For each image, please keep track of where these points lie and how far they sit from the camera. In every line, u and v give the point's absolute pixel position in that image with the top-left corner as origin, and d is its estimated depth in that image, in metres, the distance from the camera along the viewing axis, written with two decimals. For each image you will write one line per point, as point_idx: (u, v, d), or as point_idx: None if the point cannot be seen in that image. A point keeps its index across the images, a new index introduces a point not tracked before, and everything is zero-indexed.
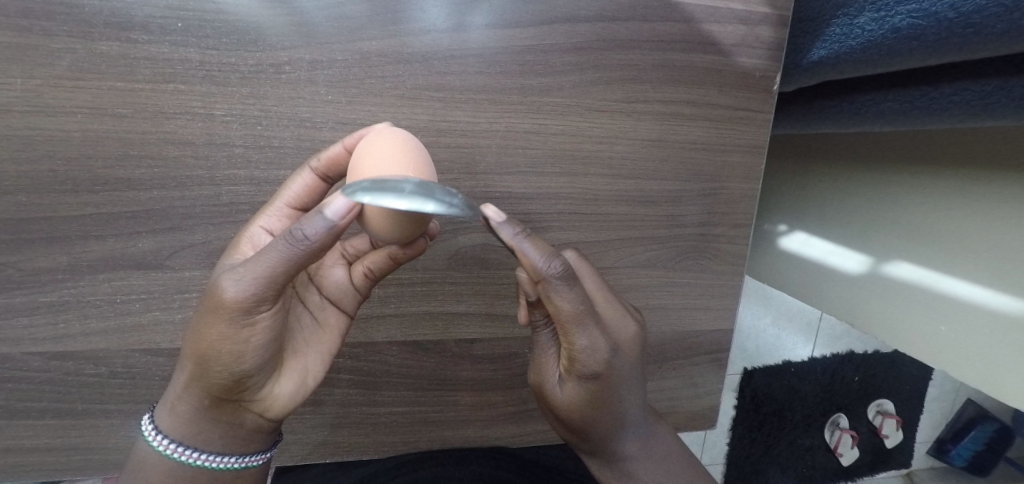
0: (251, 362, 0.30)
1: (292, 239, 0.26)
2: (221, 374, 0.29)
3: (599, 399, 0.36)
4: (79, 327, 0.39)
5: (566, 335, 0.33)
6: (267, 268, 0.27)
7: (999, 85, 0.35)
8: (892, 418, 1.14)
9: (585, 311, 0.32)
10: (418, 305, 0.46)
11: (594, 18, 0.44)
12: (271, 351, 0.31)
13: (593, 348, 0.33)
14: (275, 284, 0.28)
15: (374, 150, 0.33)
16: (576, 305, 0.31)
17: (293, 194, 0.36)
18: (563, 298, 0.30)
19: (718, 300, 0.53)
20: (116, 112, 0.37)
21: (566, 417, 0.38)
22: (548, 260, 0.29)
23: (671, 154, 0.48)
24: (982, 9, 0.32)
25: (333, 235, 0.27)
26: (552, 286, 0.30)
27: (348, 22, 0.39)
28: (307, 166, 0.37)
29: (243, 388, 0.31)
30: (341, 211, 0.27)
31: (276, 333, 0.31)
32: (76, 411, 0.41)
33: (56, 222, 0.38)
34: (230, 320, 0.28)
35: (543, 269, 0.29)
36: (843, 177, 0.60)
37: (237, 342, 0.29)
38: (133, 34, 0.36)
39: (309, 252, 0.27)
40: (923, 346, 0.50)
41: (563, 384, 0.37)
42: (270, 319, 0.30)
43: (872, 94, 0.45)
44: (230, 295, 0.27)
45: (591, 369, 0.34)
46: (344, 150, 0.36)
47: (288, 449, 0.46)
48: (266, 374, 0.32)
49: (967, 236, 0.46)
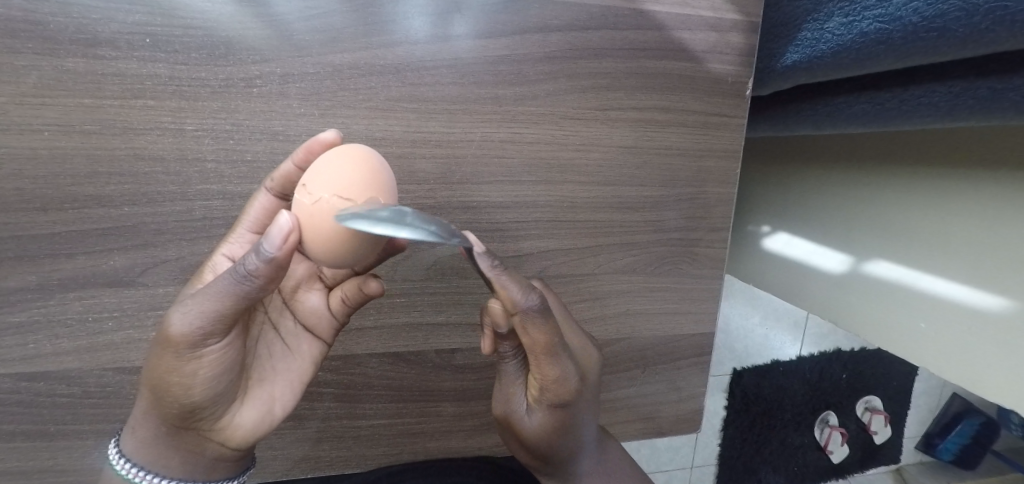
0: (205, 394, 0.30)
1: (237, 272, 0.27)
2: (174, 405, 0.29)
3: (567, 426, 0.37)
4: (49, 347, 0.39)
5: (539, 364, 0.33)
6: (213, 300, 0.27)
7: (965, 87, 0.35)
8: (880, 415, 1.15)
9: (557, 339, 0.32)
10: (397, 317, 0.46)
11: (566, 28, 0.44)
12: (227, 380, 0.31)
13: (564, 379, 0.34)
14: (224, 316, 0.28)
15: (325, 163, 0.33)
16: (571, 395, 0.35)
17: (253, 219, 0.36)
18: (562, 393, 0.34)
19: (698, 304, 0.54)
20: (84, 129, 0.36)
21: (532, 443, 0.38)
22: (559, 365, 0.33)
23: (647, 160, 0.49)
24: (944, 14, 0.32)
25: (275, 268, 0.27)
26: (558, 385, 0.34)
27: (319, 35, 0.39)
28: (263, 187, 0.37)
29: (199, 418, 0.31)
30: (278, 242, 0.27)
31: (228, 364, 0.31)
32: (49, 433, 0.40)
33: (24, 241, 0.37)
34: (176, 354, 0.28)
35: (559, 375, 0.33)
36: (821, 178, 0.60)
37: (186, 375, 0.29)
38: (100, 50, 0.35)
39: (246, 282, 0.27)
40: (904, 345, 0.50)
41: (531, 411, 0.37)
42: (217, 351, 0.30)
43: (846, 96, 0.46)
44: (176, 330, 0.27)
45: (561, 397, 0.34)
46: (293, 167, 0.36)
47: (268, 464, 0.46)
48: (224, 403, 0.32)
49: (944, 235, 0.46)
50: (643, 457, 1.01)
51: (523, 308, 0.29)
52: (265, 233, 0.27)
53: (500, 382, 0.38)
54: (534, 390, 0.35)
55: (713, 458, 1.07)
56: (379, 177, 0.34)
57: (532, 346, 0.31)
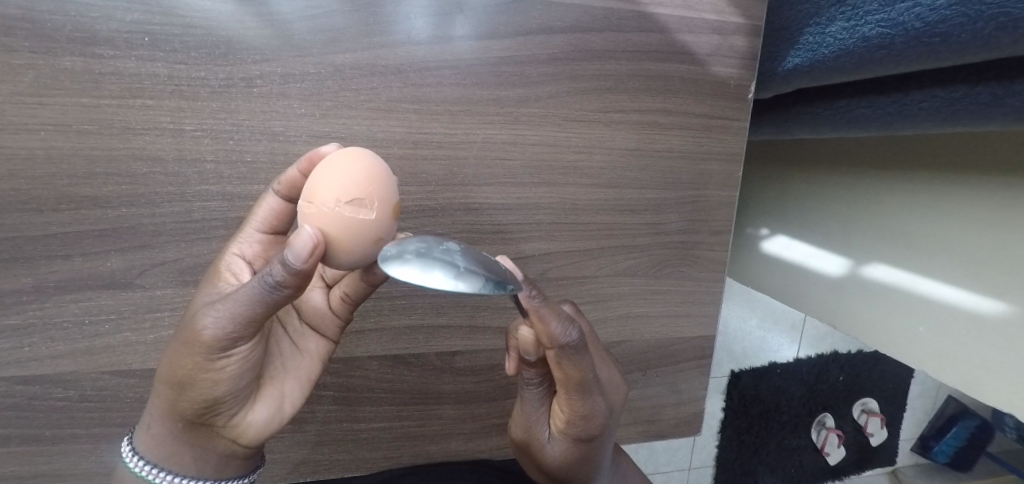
0: (227, 389, 0.30)
1: (266, 281, 0.26)
2: (194, 400, 0.29)
3: (587, 458, 0.38)
4: (45, 350, 0.38)
5: (569, 399, 0.34)
6: (242, 305, 0.27)
7: (966, 92, 0.35)
8: (877, 417, 1.17)
9: (590, 375, 0.33)
10: (398, 319, 0.46)
11: (569, 30, 0.44)
12: (248, 377, 0.31)
13: (592, 414, 0.35)
14: (249, 321, 0.27)
15: (336, 168, 0.33)
16: (600, 430, 0.36)
17: (262, 220, 0.36)
18: (589, 428, 0.35)
19: (699, 306, 0.54)
20: (81, 129, 0.35)
21: (551, 471, 0.39)
22: (590, 399, 0.34)
23: (650, 163, 0.49)
24: (947, 19, 0.32)
25: (301, 277, 0.26)
26: (587, 419, 0.35)
27: (321, 35, 0.38)
28: (271, 190, 0.36)
29: (215, 414, 0.30)
30: (303, 254, 0.26)
31: (252, 362, 0.31)
32: (43, 437, 0.40)
33: (19, 242, 0.36)
34: (207, 353, 0.28)
35: (593, 408, 0.34)
36: (819, 181, 0.61)
37: (213, 372, 0.28)
38: (98, 49, 0.34)
39: (276, 293, 0.26)
40: (902, 347, 0.50)
41: (552, 440, 0.38)
42: (244, 351, 0.30)
43: (847, 101, 0.46)
44: (208, 332, 0.27)
45: (588, 431, 0.35)
46: (299, 175, 0.35)
47: (267, 468, 0.46)
48: (242, 400, 0.32)
49: (942, 238, 0.46)
50: (642, 459, 1.01)
51: (559, 344, 0.30)
52: (288, 244, 0.26)
53: (521, 410, 0.39)
54: (561, 422, 0.36)
55: (711, 460, 1.07)
56: (366, 177, 0.33)
57: (559, 373, 0.32)
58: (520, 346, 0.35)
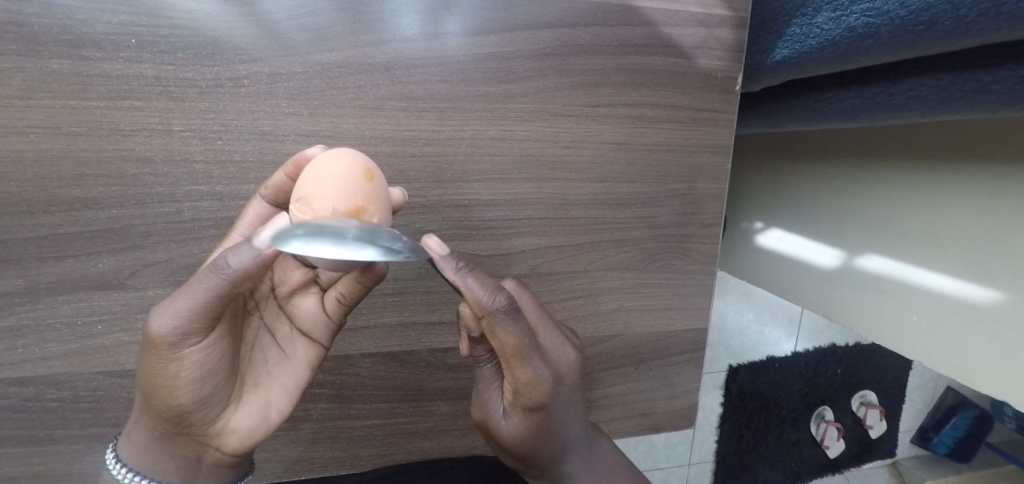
0: (194, 396, 0.30)
1: (217, 268, 0.27)
2: (163, 407, 0.30)
3: (542, 427, 0.39)
4: (38, 351, 0.38)
5: (511, 366, 0.34)
6: (192, 298, 0.27)
7: (951, 80, 0.35)
8: (875, 409, 1.17)
9: (527, 342, 0.33)
10: (389, 316, 0.46)
11: (554, 25, 0.44)
12: (215, 381, 0.31)
13: (536, 382, 0.35)
14: (202, 314, 0.28)
15: (313, 171, 0.33)
16: (548, 398, 0.37)
17: (248, 225, 0.36)
18: (532, 399, 0.36)
19: (692, 299, 0.54)
20: (69, 131, 0.36)
21: (510, 446, 0.39)
22: (529, 367, 0.34)
23: (639, 157, 0.49)
24: (931, 7, 0.33)
25: (259, 265, 0.27)
26: (530, 386, 0.35)
27: (307, 34, 0.38)
28: (258, 195, 0.37)
29: (191, 422, 0.31)
30: (270, 240, 0.27)
31: (213, 364, 0.31)
32: (38, 438, 0.40)
33: (9, 245, 0.37)
34: (157, 354, 0.28)
35: (533, 372, 0.34)
36: (813, 174, 0.61)
37: (172, 376, 0.29)
38: (85, 51, 0.35)
39: (231, 281, 0.27)
40: (899, 339, 0.50)
41: (507, 415, 0.38)
42: (201, 351, 0.30)
43: (836, 91, 0.46)
44: (156, 332, 0.27)
45: (536, 400, 0.36)
46: (287, 178, 0.36)
47: (263, 466, 0.46)
48: (218, 406, 0.32)
49: (937, 229, 0.46)
50: (641, 455, 1.01)
51: (489, 310, 0.30)
52: (256, 233, 0.27)
53: (478, 387, 0.40)
54: (510, 394, 0.37)
55: (711, 455, 1.08)
56: (321, 176, 0.32)
57: (497, 340, 0.32)
58: (464, 322, 0.35)
